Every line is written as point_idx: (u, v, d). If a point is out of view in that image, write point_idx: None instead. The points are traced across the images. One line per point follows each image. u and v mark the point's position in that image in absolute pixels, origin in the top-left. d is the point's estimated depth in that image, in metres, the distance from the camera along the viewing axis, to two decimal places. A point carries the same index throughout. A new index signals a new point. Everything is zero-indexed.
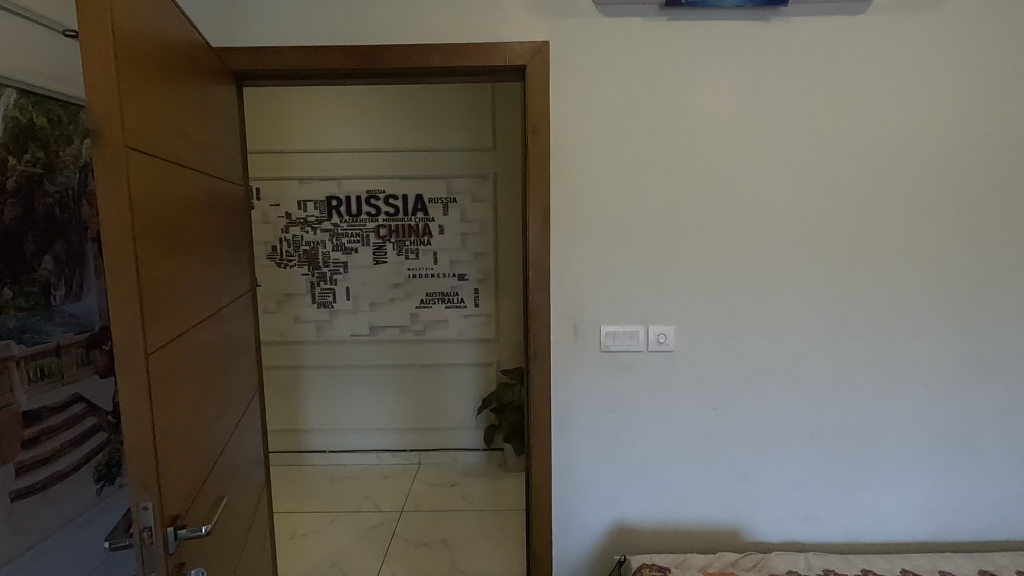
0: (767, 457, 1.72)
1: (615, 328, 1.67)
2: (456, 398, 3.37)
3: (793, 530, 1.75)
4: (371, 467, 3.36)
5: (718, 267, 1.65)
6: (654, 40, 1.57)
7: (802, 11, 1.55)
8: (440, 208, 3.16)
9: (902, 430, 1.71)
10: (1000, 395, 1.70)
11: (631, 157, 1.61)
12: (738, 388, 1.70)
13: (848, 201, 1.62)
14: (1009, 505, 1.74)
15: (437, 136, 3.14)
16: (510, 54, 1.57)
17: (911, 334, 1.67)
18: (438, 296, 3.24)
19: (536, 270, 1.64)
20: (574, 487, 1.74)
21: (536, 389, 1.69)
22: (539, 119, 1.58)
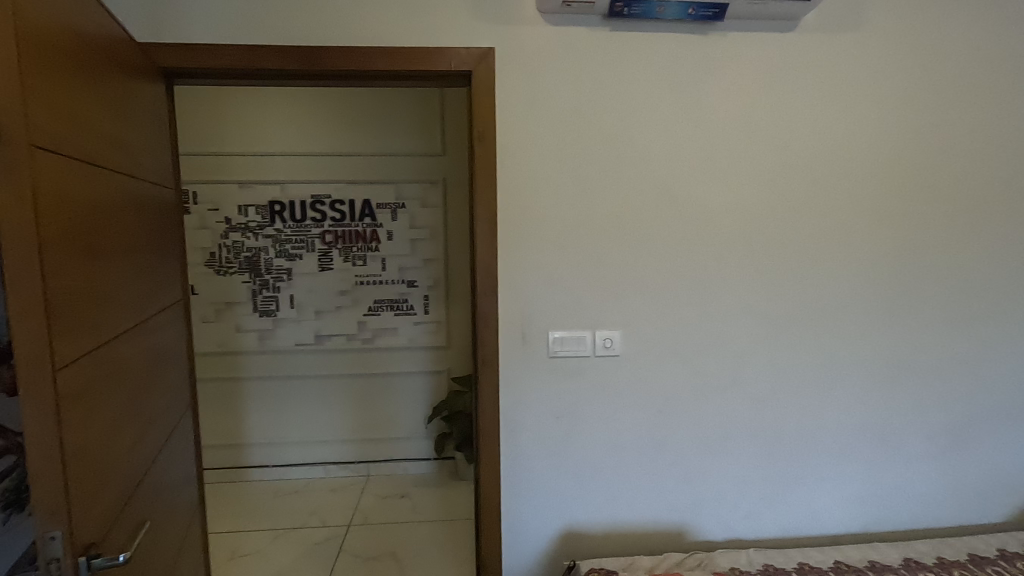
0: (711, 458, 1.77)
1: (562, 335, 1.68)
2: (407, 407, 3.31)
3: (735, 527, 1.81)
4: (318, 480, 3.25)
5: (662, 273, 1.68)
6: (598, 50, 1.60)
7: (737, 26, 1.62)
8: (388, 214, 3.11)
9: (834, 428, 1.79)
10: (920, 392, 1.81)
11: (577, 164, 1.63)
12: (683, 391, 1.74)
13: (782, 210, 1.69)
14: (930, 496, 1.86)
15: (385, 141, 3.09)
16: (455, 59, 1.55)
17: (841, 337, 1.76)
18: (387, 303, 3.18)
19: (484, 276, 1.62)
20: (523, 494, 1.73)
21: (484, 396, 1.67)
22: (486, 125, 1.58)
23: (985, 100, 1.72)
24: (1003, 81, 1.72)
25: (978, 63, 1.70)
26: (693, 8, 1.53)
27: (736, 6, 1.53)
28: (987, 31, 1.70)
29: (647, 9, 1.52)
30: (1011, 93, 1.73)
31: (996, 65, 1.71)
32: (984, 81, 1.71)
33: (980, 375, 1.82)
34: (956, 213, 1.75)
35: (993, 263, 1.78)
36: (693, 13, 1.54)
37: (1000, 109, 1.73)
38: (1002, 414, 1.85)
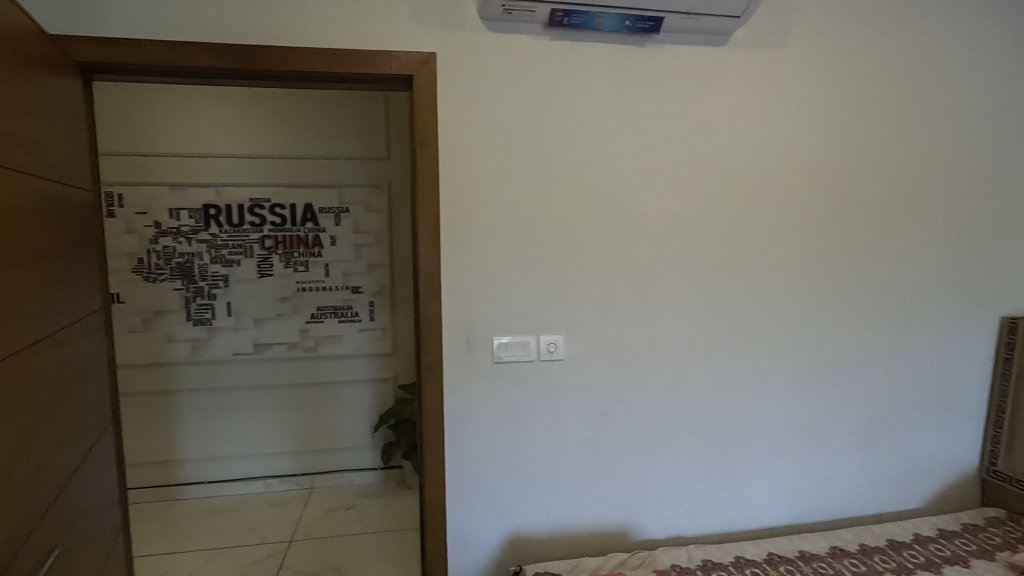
0: (652, 458, 1.81)
1: (507, 340, 1.68)
2: (352, 417, 3.23)
3: (676, 525, 1.86)
4: (258, 495, 3.12)
5: (603, 278, 1.72)
6: (540, 58, 1.61)
7: (672, 40, 1.68)
8: (331, 218, 3.03)
9: (767, 425, 1.87)
10: (844, 389, 1.92)
11: (520, 171, 1.64)
12: (625, 393, 1.77)
13: (717, 217, 1.76)
14: (855, 486, 1.97)
15: (327, 144, 3.02)
16: (396, 63, 1.53)
17: (773, 338, 1.84)
18: (330, 310, 3.09)
19: (426, 282, 1.61)
20: (469, 501, 1.72)
21: (428, 404, 1.65)
22: (428, 130, 1.57)
23: (896, 115, 1.85)
24: (912, 99, 1.85)
25: (890, 81, 1.83)
26: (630, 20, 1.57)
27: (671, 20, 1.58)
28: (898, 51, 1.82)
29: (586, 20, 1.55)
30: (920, 110, 1.86)
31: (906, 83, 1.84)
32: (896, 97, 1.84)
33: (896, 372, 1.95)
34: (873, 220, 1.87)
35: (906, 267, 1.91)
36: (630, 25, 1.58)
37: (910, 124, 1.86)
38: (917, 407, 1.98)
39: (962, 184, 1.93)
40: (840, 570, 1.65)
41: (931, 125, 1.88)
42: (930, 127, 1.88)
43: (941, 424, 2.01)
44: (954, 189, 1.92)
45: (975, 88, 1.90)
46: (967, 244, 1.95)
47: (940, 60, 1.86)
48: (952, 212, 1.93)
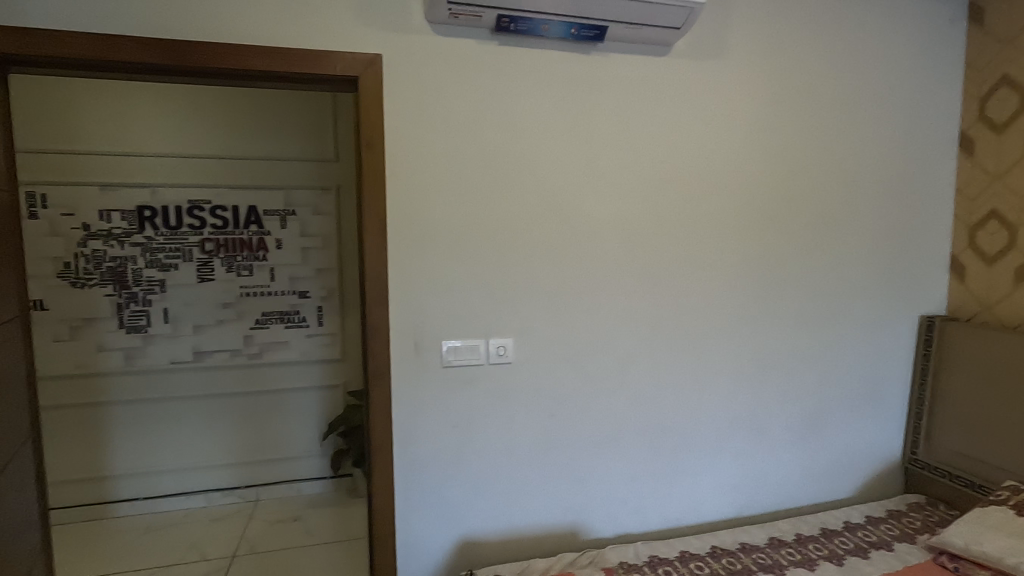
0: (600, 458, 1.84)
1: (456, 344, 1.68)
2: (299, 425, 3.13)
3: (625, 523, 1.90)
4: (198, 510, 2.98)
5: (551, 282, 1.74)
6: (487, 63, 1.62)
7: (615, 49, 1.72)
8: (276, 221, 2.95)
9: (710, 422, 1.94)
10: (781, 386, 2.01)
11: (469, 175, 1.64)
12: (573, 395, 1.80)
13: (660, 222, 1.81)
14: (792, 479, 2.07)
15: (272, 144, 2.93)
16: (341, 64, 1.51)
17: (714, 338, 1.91)
18: (276, 315, 3.00)
19: (373, 287, 1.58)
20: (418, 507, 1.70)
21: (376, 410, 1.62)
22: (374, 133, 1.55)
23: (825, 126, 1.96)
24: (840, 110, 1.97)
25: (819, 93, 1.94)
26: (575, 28, 1.60)
27: (614, 29, 1.62)
28: (826, 65, 1.93)
29: (532, 27, 1.57)
30: (846, 121, 1.98)
31: (833, 96, 1.95)
32: (825, 109, 1.95)
33: (828, 369, 2.06)
34: (806, 225, 1.97)
35: (835, 269, 2.02)
36: (575, 33, 1.61)
37: (838, 134, 1.98)
38: (847, 402, 2.10)
39: (886, 192, 2.05)
40: (778, 559, 1.73)
41: (856, 136, 2.00)
42: (855, 137, 2.00)
43: (868, 418, 2.14)
44: (879, 196, 2.05)
45: (896, 102, 2.03)
46: (890, 247, 2.08)
47: (864, 75, 1.98)
48: (875, 217, 2.05)
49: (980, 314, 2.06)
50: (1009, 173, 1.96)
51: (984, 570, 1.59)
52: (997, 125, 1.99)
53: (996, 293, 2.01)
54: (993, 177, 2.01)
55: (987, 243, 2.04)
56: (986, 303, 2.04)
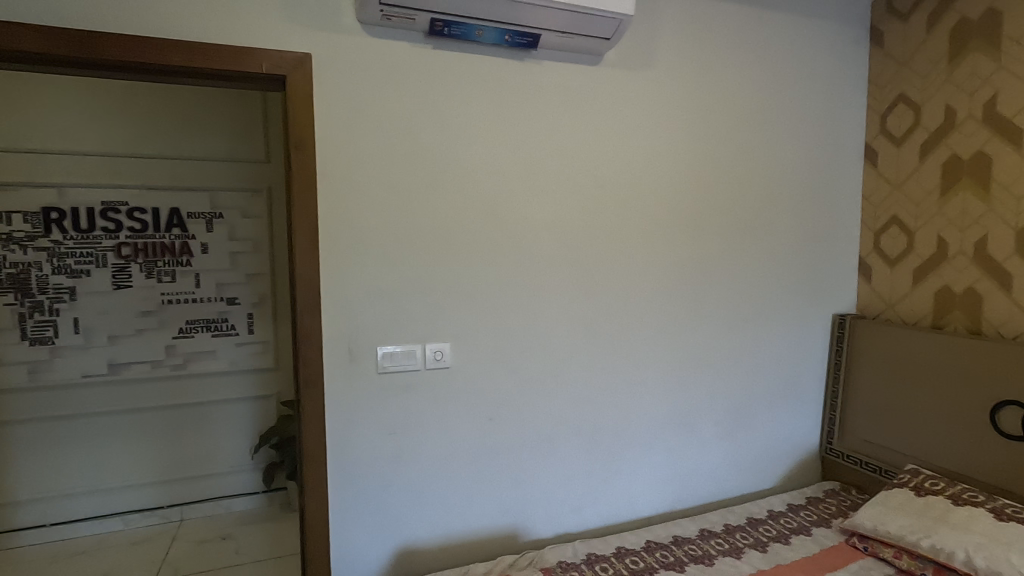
0: (539, 460, 1.86)
1: (392, 349, 1.66)
2: (228, 439, 2.99)
3: (563, 522, 1.92)
4: (115, 534, 2.78)
5: (489, 286, 1.75)
6: (421, 66, 1.62)
7: (549, 56, 1.75)
8: (201, 224, 2.80)
9: (643, 420, 2.01)
10: (709, 383, 2.10)
11: (402, 178, 1.62)
12: (512, 397, 1.81)
13: (594, 226, 1.86)
14: (720, 472, 2.17)
15: (197, 143, 2.78)
16: (268, 62, 1.46)
17: (646, 338, 1.98)
18: (202, 324, 2.85)
19: (304, 292, 1.54)
20: (353, 518, 1.66)
21: (308, 419, 1.57)
22: (304, 134, 1.51)
23: (747, 137, 2.07)
24: (760, 122, 2.09)
25: (741, 105, 2.05)
26: (508, 36, 1.62)
27: (547, 38, 1.65)
28: (746, 79, 2.05)
29: (466, 31, 1.58)
30: (766, 132, 2.10)
31: (753, 107, 2.07)
32: (746, 120, 2.06)
33: (752, 365, 2.18)
34: (730, 230, 2.07)
35: (757, 271, 2.14)
36: (508, 39, 1.63)
37: (759, 144, 2.09)
38: (769, 397, 2.23)
39: (802, 199, 2.19)
40: (707, 550, 1.80)
41: (775, 145, 2.12)
42: (774, 146, 2.12)
43: (789, 411, 2.28)
44: (796, 203, 2.18)
45: (809, 114, 2.17)
46: (807, 250, 2.23)
47: (781, 89, 2.11)
48: (793, 222, 2.19)
49: (884, 312, 2.23)
50: (907, 182, 2.14)
51: (889, 548, 1.72)
52: (896, 138, 2.17)
53: (897, 292, 2.18)
54: (894, 186, 2.19)
55: (889, 246, 2.21)
56: (890, 301, 2.21)
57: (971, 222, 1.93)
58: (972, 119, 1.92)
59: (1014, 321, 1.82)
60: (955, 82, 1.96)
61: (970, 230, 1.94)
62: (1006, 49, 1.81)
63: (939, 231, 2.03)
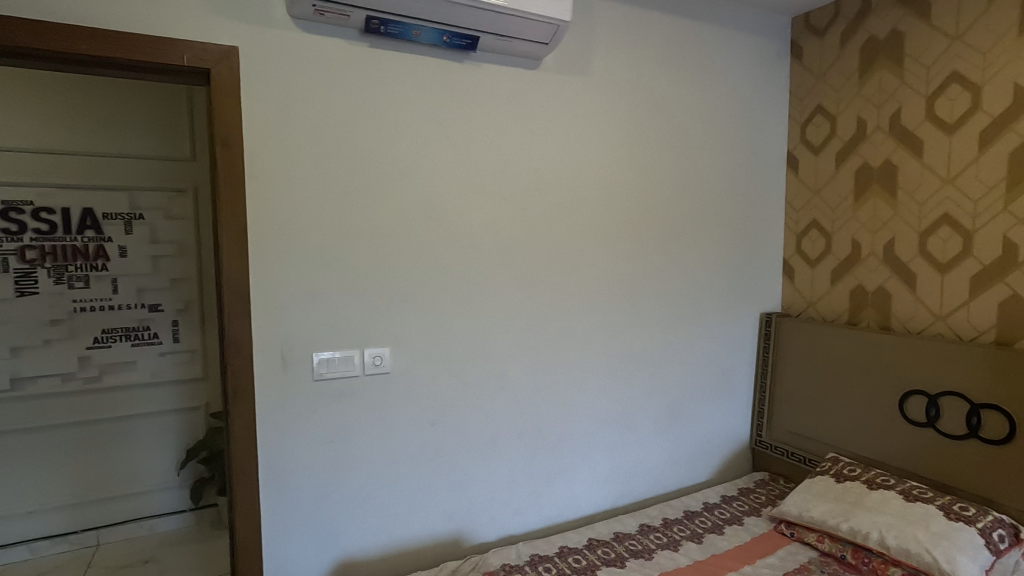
0: (482, 463, 1.85)
1: (328, 355, 1.60)
2: (151, 455, 2.80)
3: (506, 525, 1.92)
4: (21, 564, 2.54)
5: (429, 289, 1.73)
6: (355, 64, 1.57)
7: (487, 58, 1.75)
8: (119, 226, 2.62)
9: (584, 419, 2.04)
10: (647, 381, 2.17)
11: (337, 179, 1.57)
12: (453, 402, 1.79)
13: (534, 228, 1.87)
14: (659, 467, 2.23)
15: (113, 139, 2.60)
16: (189, 53, 1.38)
17: (586, 339, 2.01)
18: (120, 332, 2.66)
19: (232, 297, 1.47)
20: (288, 533, 1.59)
21: (237, 430, 1.50)
22: (230, 131, 1.44)
23: (680, 143, 2.15)
24: (691, 129, 2.17)
25: (674, 112, 2.12)
26: (447, 37, 1.61)
27: (485, 40, 1.64)
28: (678, 87, 2.12)
29: (403, 31, 1.55)
30: (698, 138, 2.19)
31: (686, 115, 2.15)
32: (679, 127, 2.14)
33: (687, 363, 2.26)
34: (665, 233, 2.15)
35: (690, 272, 2.23)
36: (447, 40, 1.62)
37: (691, 150, 2.18)
38: (703, 393, 2.32)
39: (732, 203, 2.30)
40: (647, 544, 1.84)
41: (706, 152, 2.21)
42: (705, 152, 2.21)
43: (721, 406, 2.38)
44: (726, 207, 2.28)
45: (737, 123, 2.28)
46: (736, 252, 2.33)
47: (710, 98, 2.20)
48: (724, 225, 2.29)
49: (806, 310, 2.37)
50: (825, 188, 2.28)
51: (812, 533, 1.82)
52: (815, 147, 2.31)
53: (817, 291, 2.33)
54: (813, 191, 2.33)
55: (810, 248, 2.35)
56: (811, 299, 2.35)
57: (880, 226, 2.09)
58: (880, 130, 2.07)
59: (918, 317, 1.98)
60: (865, 95, 2.12)
61: (879, 232, 2.09)
62: (908, 66, 1.97)
63: (853, 234, 2.18)
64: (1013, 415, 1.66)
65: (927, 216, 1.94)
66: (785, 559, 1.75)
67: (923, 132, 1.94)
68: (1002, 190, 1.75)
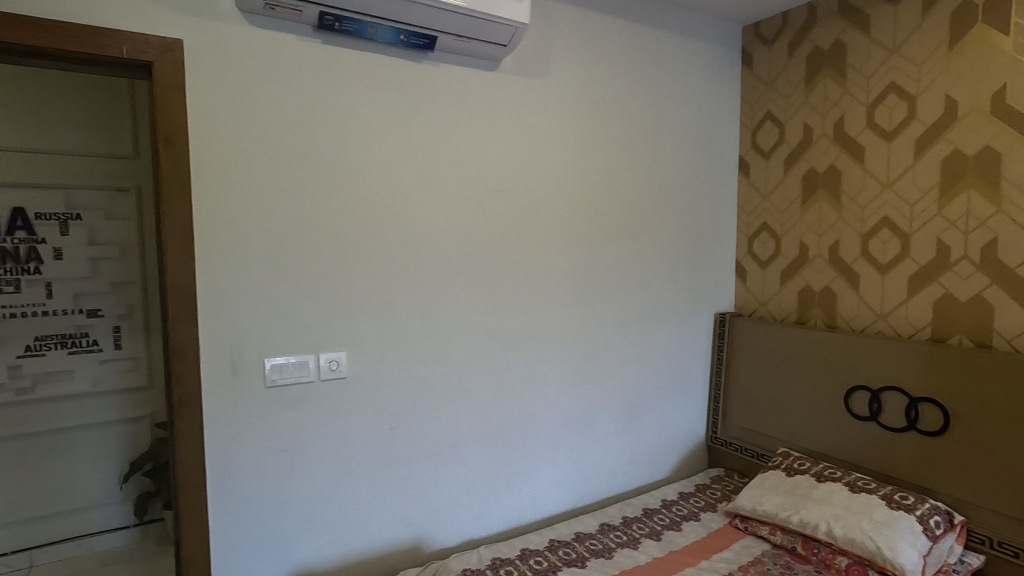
0: (442, 468, 1.83)
1: (281, 361, 1.55)
2: (92, 468, 2.65)
3: (467, 529, 1.90)
4: None
5: (387, 292, 1.69)
6: (309, 60, 1.53)
7: (446, 58, 1.74)
8: (54, 227, 2.47)
9: (545, 420, 2.04)
10: (606, 382, 2.19)
11: (290, 179, 1.53)
12: (412, 406, 1.76)
13: (493, 229, 1.87)
14: (618, 466, 2.26)
15: (46, 134, 2.44)
16: (129, 45, 1.31)
17: (546, 340, 2.02)
18: (55, 339, 2.50)
19: (178, 301, 1.40)
20: (240, 546, 1.53)
21: (183, 440, 1.43)
22: (174, 127, 1.37)
23: (637, 146, 2.18)
24: (647, 132, 2.21)
25: (630, 116, 2.16)
26: (404, 35, 1.58)
27: (443, 40, 1.63)
28: (635, 92, 2.16)
29: (359, 28, 1.52)
30: (654, 142, 2.23)
31: (642, 119, 2.19)
32: (636, 130, 2.18)
33: (645, 363, 2.30)
34: (623, 234, 2.17)
35: (648, 274, 2.26)
36: (404, 39, 1.59)
37: (648, 154, 2.22)
38: (661, 392, 2.36)
39: (688, 206, 2.35)
40: (607, 543, 1.86)
41: (662, 156, 2.26)
42: (661, 156, 2.26)
43: (678, 405, 2.42)
44: (682, 210, 2.34)
45: (692, 127, 2.33)
46: (692, 254, 2.39)
47: (666, 102, 2.25)
48: (679, 227, 2.34)
49: (757, 310, 2.45)
50: (774, 192, 2.36)
51: (764, 526, 1.88)
52: (765, 152, 2.39)
53: (768, 291, 2.40)
54: (763, 195, 2.41)
55: (761, 249, 2.43)
56: (762, 300, 2.43)
57: (825, 229, 2.17)
58: (825, 136, 2.16)
59: (861, 316, 2.07)
60: (811, 103, 2.20)
61: (825, 235, 2.18)
62: (850, 77, 2.07)
63: (801, 237, 2.26)
64: (947, 407, 1.75)
65: (868, 219, 2.03)
66: (739, 552, 1.80)
67: (865, 139, 2.03)
68: (935, 195, 1.84)
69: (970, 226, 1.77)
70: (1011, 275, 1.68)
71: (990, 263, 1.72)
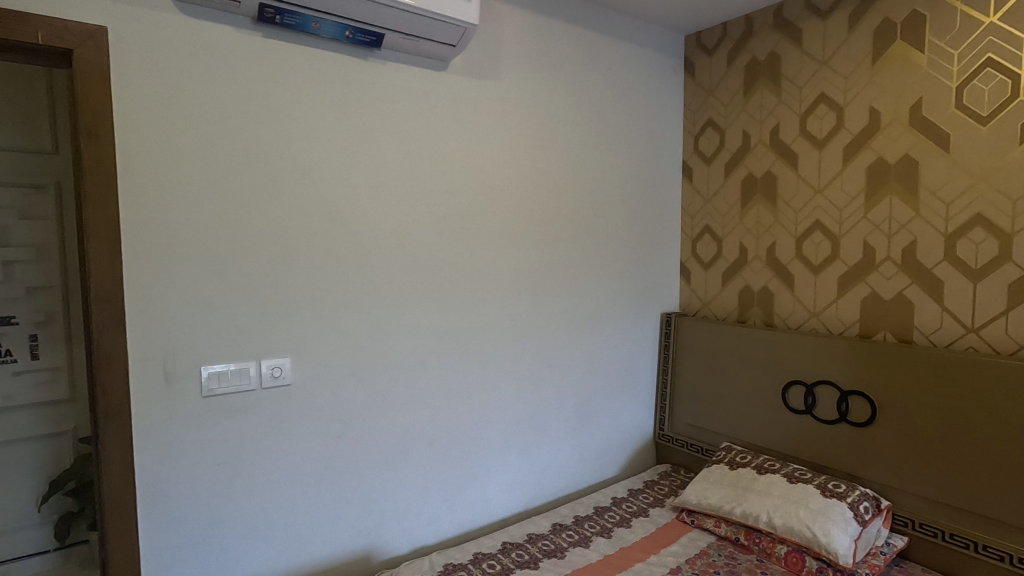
0: (392, 474, 1.79)
1: (219, 368, 1.47)
2: (5, 491, 2.43)
3: (419, 535, 1.87)
4: None
5: (333, 295, 1.64)
6: (248, 54, 1.47)
7: (393, 57, 1.70)
8: None
9: (496, 422, 2.04)
10: (556, 382, 2.20)
11: (227, 177, 1.45)
12: (360, 413, 1.72)
13: (442, 231, 1.85)
14: (570, 466, 2.28)
15: None
16: (45, 30, 1.21)
17: (497, 341, 2.02)
18: None
19: (104, 307, 1.31)
20: (175, 566, 1.44)
21: (112, 456, 1.33)
22: (98, 121, 1.28)
23: (586, 149, 2.22)
24: (596, 136, 2.24)
25: (579, 119, 2.19)
26: (349, 32, 1.54)
27: (390, 38, 1.60)
28: (583, 95, 2.19)
29: (301, 22, 1.47)
30: (602, 145, 2.27)
31: (591, 122, 2.22)
32: (584, 133, 2.21)
33: (594, 363, 2.33)
34: (572, 236, 2.20)
35: (597, 275, 2.30)
36: (349, 36, 1.55)
37: (596, 157, 2.25)
38: (610, 391, 2.40)
39: (635, 209, 2.41)
40: (559, 543, 1.87)
41: (610, 159, 2.30)
42: (609, 159, 2.30)
43: (626, 404, 2.47)
44: (629, 212, 2.39)
45: (638, 132, 2.39)
46: (639, 255, 2.44)
47: (614, 107, 2.29)
48: (627, 229, 2.39)
49: (701, 309, 2.53)
50: (716, 196, 2.45)
51: (710, 518, 1.94)
52: (706, 157, 2.48)
53: (710, 291, 2.49)
54: (705, 199, 2.49)
55: (703, 251, 2.52)
56: (705, 300, 2.51)
57: (763, 231, 2.27)
58: (762, 143, 2.26)
59: (797, 314, 2.17)
60: (749, 111, 2.30)
61: (763, 237, 2.28)
62: (784, 86, 2.17)
63: (741, 238, 2.36)
64: (874, 400, 1.86)
65: (802, 222, 2.14)
66: (687, 546, 1.85)
67: (798, 146, 2.14)
68: (862, 199, 1.96)
69: (893, 229, 1.89)
70: (929, 274, 1.80)
71: (910, 263, 1.85)
